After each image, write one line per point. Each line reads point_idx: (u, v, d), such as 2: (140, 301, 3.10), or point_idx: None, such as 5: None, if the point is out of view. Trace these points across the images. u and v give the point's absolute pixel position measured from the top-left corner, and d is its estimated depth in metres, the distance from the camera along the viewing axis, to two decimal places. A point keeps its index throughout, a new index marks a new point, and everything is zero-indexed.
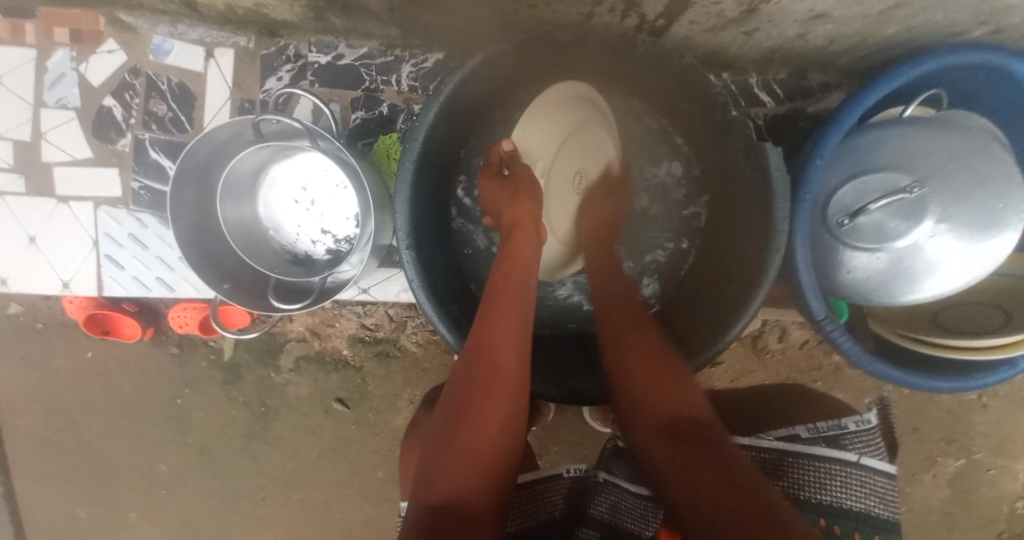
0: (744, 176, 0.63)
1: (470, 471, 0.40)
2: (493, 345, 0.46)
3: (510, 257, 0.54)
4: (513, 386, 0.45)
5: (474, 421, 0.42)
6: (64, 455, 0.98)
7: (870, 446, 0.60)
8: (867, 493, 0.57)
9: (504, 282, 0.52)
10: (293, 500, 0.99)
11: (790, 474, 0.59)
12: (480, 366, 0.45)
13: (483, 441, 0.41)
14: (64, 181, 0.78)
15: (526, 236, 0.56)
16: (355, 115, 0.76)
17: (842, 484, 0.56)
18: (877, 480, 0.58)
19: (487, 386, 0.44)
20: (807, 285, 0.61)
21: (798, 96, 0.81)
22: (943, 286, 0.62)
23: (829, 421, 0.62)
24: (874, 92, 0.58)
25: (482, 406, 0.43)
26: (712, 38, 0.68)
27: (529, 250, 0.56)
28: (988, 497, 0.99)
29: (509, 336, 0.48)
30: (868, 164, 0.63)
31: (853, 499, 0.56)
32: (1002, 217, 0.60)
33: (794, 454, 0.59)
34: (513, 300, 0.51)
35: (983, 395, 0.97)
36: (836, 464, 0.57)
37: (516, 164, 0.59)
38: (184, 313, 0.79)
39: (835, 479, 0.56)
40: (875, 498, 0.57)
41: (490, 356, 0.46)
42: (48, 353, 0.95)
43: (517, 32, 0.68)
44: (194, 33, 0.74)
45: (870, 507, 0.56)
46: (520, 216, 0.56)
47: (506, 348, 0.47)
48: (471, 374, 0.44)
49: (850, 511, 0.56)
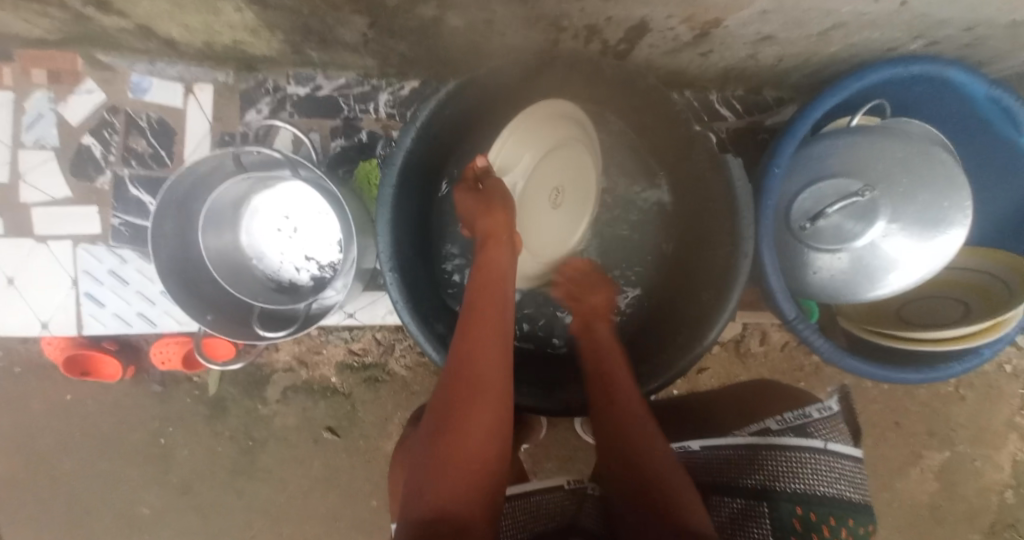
0: (710, 187, 0.66)
1: (461, 480, 0.39)
2: (474, 355, 0.47)
3: (486, 272, 0.56)
4: (498, 394, 0.45)
5: (459, 431, 0.42)
6: (42, 502, 0.95)
7: (835, 432, 0.64)
8: (838, 478, 0.61)
9: (481, 293, 0.54)
10: (283, 535, 0.97)
11: (765, 466, 0.62)
12: (462, 376, 0.46)
13: (467, 449, 0.41)
14: (43, 220, 0.78)
15: (499, 247, 0.58)
16: (335, 143, 0.78)
17: (814, 471, 0.60)
18: (846, 464, 0.62)
19: (471, 396, 0.44)
20: (777, 287, 0.63)
21: (757, 111, 0.85)
22: (906, 280, 0.65)
23: (796, 412, 0.68)
24: (822, 104, 0.63)
25: (467, 413, 0.43)
26: (672, 59, 0.72)
27: (504, 262, 0.57)
28: (974, 487, 1.01)
29: (489, 342, 0.49)
30: (824, 171, 0.67)
31: (825, 484, 0.60)
32: (949, 215, 0.64)
33: (767, 446, 0.63)
34: (493, 311, 0.52)
35: (959, 387, 1.01)
36: (806, 452, 0.61)
37: (488, 179, 0.61)
38: (166, 347, 0.78)
39: (806, 467, 0.60)
40: (846, 482, 0.61)
41: (470, 368, 0.46)
42: (24, 396, 0.92)
43: (488, 60, 0.71)
44: (174, 71, 0.76)
45: (842, 491, 0.60)
46: (496, 227, 0.58)
47: (487, 358, 0.47)
48: (455, 387, 0.45)
49: (824, 497, 0.59)
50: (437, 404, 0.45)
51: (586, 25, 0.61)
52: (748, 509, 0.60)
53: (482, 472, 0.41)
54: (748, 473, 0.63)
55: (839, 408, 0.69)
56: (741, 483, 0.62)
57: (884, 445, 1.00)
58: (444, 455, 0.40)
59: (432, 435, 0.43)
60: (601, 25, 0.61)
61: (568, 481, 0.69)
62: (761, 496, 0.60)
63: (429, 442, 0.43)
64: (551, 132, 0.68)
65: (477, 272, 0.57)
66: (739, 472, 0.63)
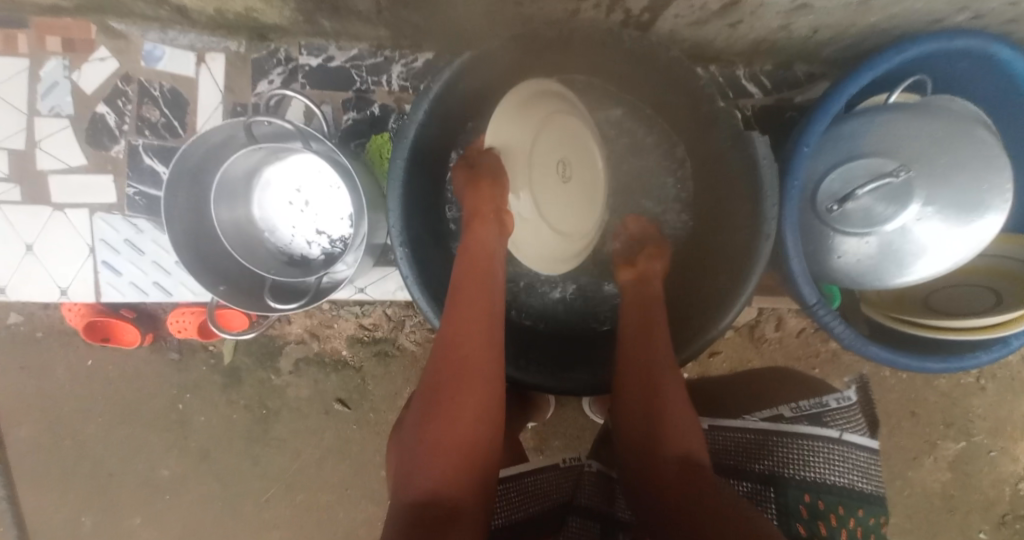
0: (732, 167, 0.64)
1: (450, 466, 0.39)
2: (460, 339, 0.46)
3: (472, 251, 0.55)
4: (483, 379, 0.44)
5: (446, 416, 0.42)
6: (67, 462, 0.99)
7: (853, 424, 0.64)
8: (850, 469, 0.60)
9: (467, 269, 0.53)
10: (297, 501, 1.00)
11: (775, 452, 0.61)
12: (449, 359, 0.45)
13: (453, 434, 0.41)
14: (60, 189, 0.78)
15: (485, 227, 0.57)
16: (347, 116, 0.76)
17: (825, 460, 0.59)
18: (860, 455, 0.61)
19: (459, 380, 0.44)
20: (799, 272, 0.61)
21: (785, 87, 0.82)
22: (935, 268, 0.62)
23: (811, 401, 0.67)
24: (857, 80, 0.59)
25: (454, 399, 0.43)
26: (698, 31, 0.69)
27: (490, 240, 0.56)
28: (988, 479, 1.00)
29: (475, 323, 0.48)
30: (854, 151, 0.64)
31: (835, 474, 0.59)
32: (984, 200, 0.61)
33: (778, 433, 0.62)
34: (479, 290, 0.51)
35: (980, 378, 0.98)
36: (818, 441, 0.60)
37: (483, 156, 0.62)
38: (183, 317, 0.79)
39: (818, 455, 0.59)
40: (858, 473, 0.60)
41: (457, 350, 0.46)
42: (48, 361, 0.95)
43: (505, 29, 0.68)
44: (185, 38, 0.75)
45: (853, 481, 0.59)
46: (482, 205, 0.58)
47: (473, 339, 0.47)
48: (443, 370, 0.45)
49: (834, 486, 0.59)
50: (426, 388, 0.45)
51: None
52: (754, 493, 0.60)
53: (470, 456, 0.41)
54: (757, 458, 0.62)
55: (856, 397, 0.68)
56: (749, 467, 0.62)
57: (898, 434, 0.99)
58: (430, 444, 0.40)
59: (420, 419, 0.43)
60: None
61: (565, 457, 0.67)
62: (770, 481, 0.60)
63: (416, 428, 0.42)
64: (565, 123, 0.69)
65: (464, 251, 0.56)
66: (748, 457, 0.63)
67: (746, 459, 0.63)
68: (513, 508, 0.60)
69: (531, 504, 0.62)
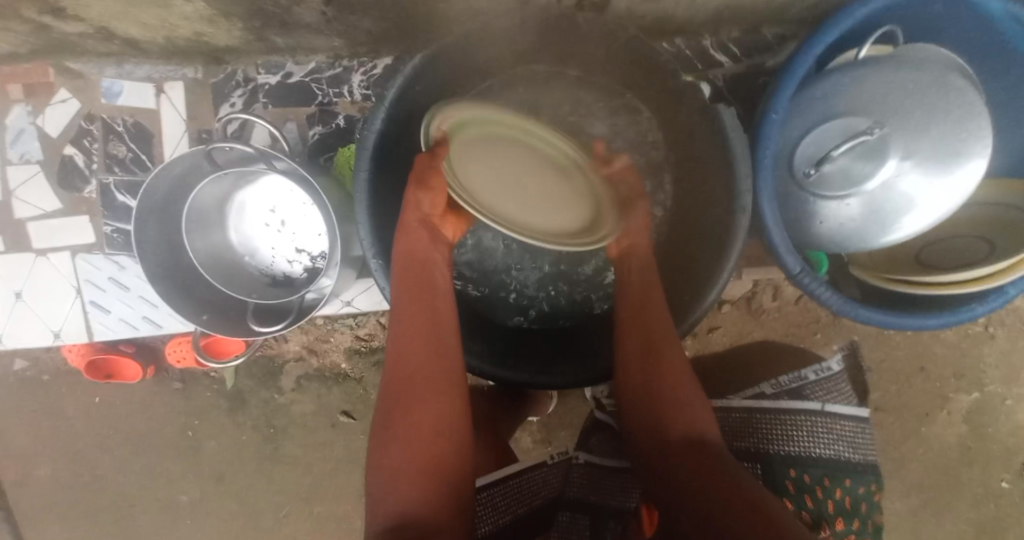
0: (704, 141, 0.63)
1: (416, 488, 0.41)
2: (410, 350, 0.48)
3: (416, 259, 0.54)
4: (442, 387, 0.46)
5: (407, 434, 0.43)
6: (87, 498, 1.01)
7: (836, 394, 0.67)
8: (835, 440, 0.64)
9: (411, 281, 0.53)
10: (314, 514, 1.01)
11: (760, 429, 0.65)
12: (406, 374, 0.47)
13: (416, 449, 0.42)
14: (41, 234, 0.79)
15: (418, 234, 0.56)
16: (313, 131, 0.76)
17: (810, 434, 0.63)
18: (844, 424, 0.64)
19: (410, 399, 0.45)
20: (780, 240, 0.60)
21: (755, 52, 0.79)
22: (922, 223, 0.60)
23: (791, 375, 0.69)
24: (823, 38, 0.57)
25: (409, 420, 0.44)
26: (655, 5, 0.67)
27: (426, 247, 0.56)
28: (1006, 428, 0.98)
29: (417, 337, 0.49)
30: (829, 112, 0.62)
31: (821, 446, 0.63)
32: (965, 147, 0.59)
33: (762, 410, 0.65)
34: (419, 302, 0.51)
35: (989, 326, 0.96)
36: (802, 415, 0.64)
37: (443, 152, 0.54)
38: (180, 346, 0.80)
39: (802, 429, 0.63)
40: (844, 443, 0.64)
41: (406, 370, 0.47)
42: (56, 403, 0.97)
43: (458, 25, 0.67)
44: (142, 70, 0.74)
45: (838, 452, 0.63)
46: (411, 214, 0.55)
47: (424, 361, 0.47)
48: (395, 391, 0.46)
49: (819, 458, 0.63)
50: (382, 408, 0.46)
51: None
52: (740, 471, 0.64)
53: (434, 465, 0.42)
54: (741, 436, 0.66)
55: (842, 366, 0.70)
56: (733, 445, 0.65)
57: (908, 392, 0.97)
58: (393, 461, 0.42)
59: (379, 445, 0.44)
60: None
61: (552, 455, 0.73)
62: (757, 458, 0.63)
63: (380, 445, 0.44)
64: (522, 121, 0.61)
65: (400, 263, 0.54)
66: (732, 436, 0.66)
67: (733, 437, 0.66)
68: (501, 513, 0.64)
69: (517, 507, 0.66)
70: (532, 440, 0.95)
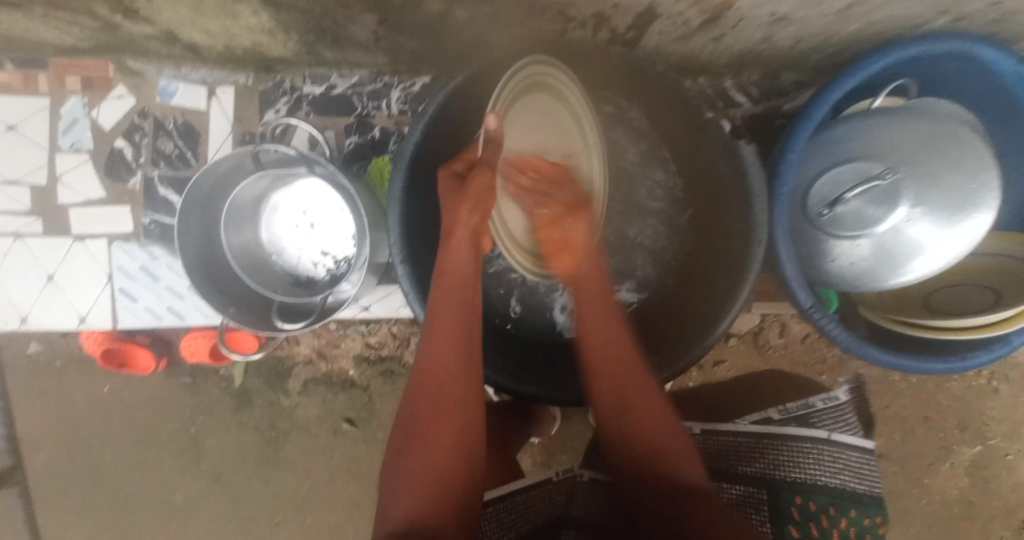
0: (725, 175, 0.66)
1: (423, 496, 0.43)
2: (434, 367, 0.49)
3: (446, 272, 0.53)
4: (458, 407, 0.47)
5: (424, 448, 0.45)
6: (82, 489, 1.00)
7: (841, 424, 0.68)
8: (841, 469, 0.64)
9: (446, 292, 0.52)
10: (306, 523, 1.00)
11: (765, 454, 0.66)
12: (425, 390, 0.48)
13: (432, 458, 0.45)
14: (79, 219, 0.82)
15: (461, 246, 0.54)
16: (349, 140, 0.80)
17: (816, 460, 0.64)
18: (851, 455, 0.65)
19: (433, 414, 0.46)
20: (792, 274, 0.61)
21: (773, 96, 0.84)
22: (932, 267, 0.62)
23: (800, 402, 0.72)
24: (840, 85, 0.60)
25: (431, 431, 0.46)
26: (683, 45, 0.71)
27: (465, 263, 0.54)
28: (1011, 485, 0.97)
29: (447, 351, 0.49)
30: (843, 156, 0.65)
31: (828, 475, 0.64)
32: (975, 199, 0.61)
33: (768, 436, 0.67)
34: (454, 315, 0.51)
35: (995, 380, 0.96)
36: (807, 442, 0.65)
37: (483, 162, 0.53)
38: (195, 341, 0.81)
39: (808, 455, 0.65)
40: (850, 473, 0.65)
41: (431, 380, 0.48)
42: (65, 388, 0.97)
43: (498, 52, 0.71)
44: (197, 74, 0.79)
45: (844, 481, 0.64)
46: (458, 224, 0.53)
47: (450, 378, 0.48)
48: (420, 402, 0.47)
49: (825, 486, 0.63)
50: (404, 417, 0.48)
51: (594, 13, 0.60)
52: (748, 496, 0.64)
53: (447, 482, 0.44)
54: (748, 460, 0.67)
55: (848, 397, 0.73)
56: (740, 470, 0.66)
57: (914, 440, 0.97)
58: (406, 471, 0.44)
59: (400, 451, 0.46)
60: (609, 12, 0.60)
61: (558, 472, 0.73)
62: (762, 483, 0.64)
63: (397, 456, 0.46)
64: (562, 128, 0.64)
65: (439, 274, 0.54)
66: (737, 459, 0.67)
67: (739, 462, 0.67)
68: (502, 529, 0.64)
69: (520, 523, 0.65)
70: (533, 462, 0.95)
